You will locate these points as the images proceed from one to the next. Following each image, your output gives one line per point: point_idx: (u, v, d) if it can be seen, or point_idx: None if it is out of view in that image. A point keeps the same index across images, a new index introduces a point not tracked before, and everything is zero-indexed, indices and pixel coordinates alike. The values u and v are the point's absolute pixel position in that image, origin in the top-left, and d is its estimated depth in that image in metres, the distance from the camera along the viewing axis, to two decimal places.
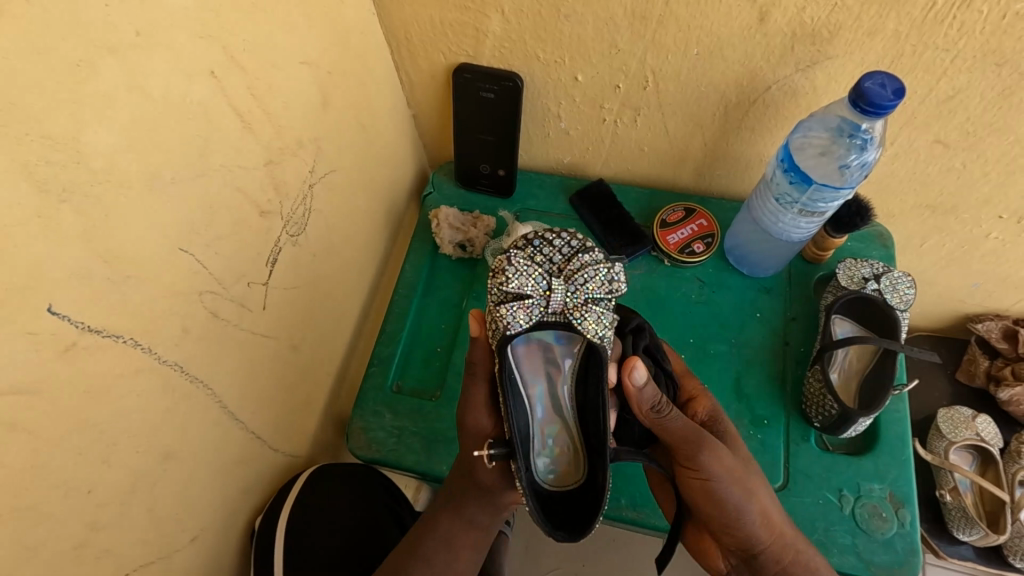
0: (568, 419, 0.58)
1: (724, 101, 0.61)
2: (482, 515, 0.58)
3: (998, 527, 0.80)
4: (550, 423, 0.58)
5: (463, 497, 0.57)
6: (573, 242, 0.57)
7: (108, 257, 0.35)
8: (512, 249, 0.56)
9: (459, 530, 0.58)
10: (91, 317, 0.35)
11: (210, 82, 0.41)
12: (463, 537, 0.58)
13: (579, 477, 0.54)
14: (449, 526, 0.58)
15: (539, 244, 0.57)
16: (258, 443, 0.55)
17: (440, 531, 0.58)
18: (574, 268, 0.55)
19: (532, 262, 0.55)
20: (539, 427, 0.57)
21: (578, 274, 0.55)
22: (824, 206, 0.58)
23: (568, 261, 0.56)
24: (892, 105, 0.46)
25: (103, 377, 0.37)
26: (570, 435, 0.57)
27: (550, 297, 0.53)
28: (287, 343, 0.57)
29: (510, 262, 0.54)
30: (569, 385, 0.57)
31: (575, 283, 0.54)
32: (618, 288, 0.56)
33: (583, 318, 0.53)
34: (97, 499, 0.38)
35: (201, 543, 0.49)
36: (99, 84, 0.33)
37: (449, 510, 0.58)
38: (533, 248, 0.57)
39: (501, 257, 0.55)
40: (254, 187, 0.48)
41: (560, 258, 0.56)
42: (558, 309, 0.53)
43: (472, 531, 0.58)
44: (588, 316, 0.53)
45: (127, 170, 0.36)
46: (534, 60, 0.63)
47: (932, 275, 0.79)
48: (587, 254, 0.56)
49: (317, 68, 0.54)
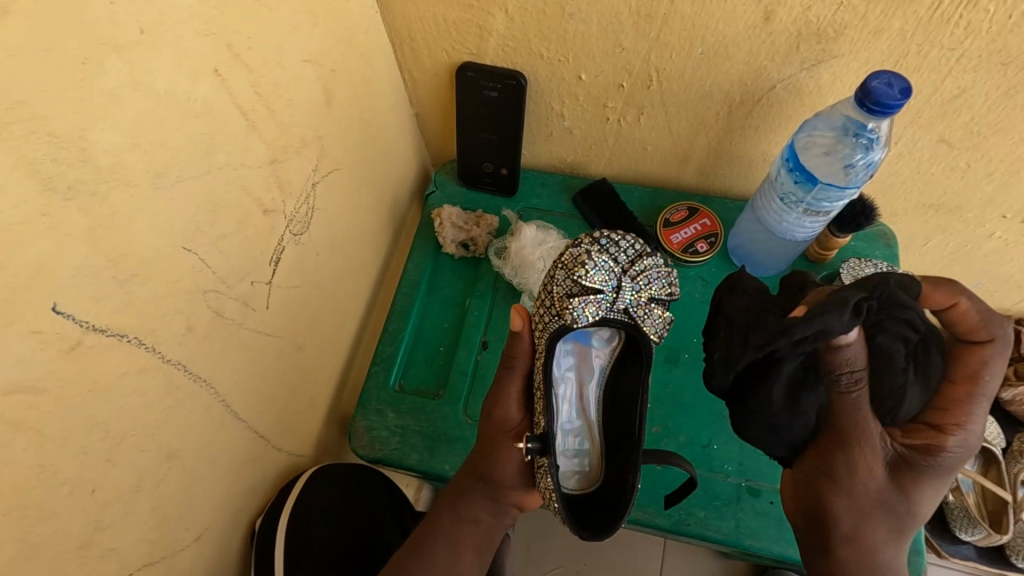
0: (592, 419, 0.57)
1: (729, 100, 0.61)
2: (484, 514, 0.57)
3: (1000, 527, 0.80)
4: (576, 424, 0.57)
5: (472, 494, 0.57)
6: (635, 246, 0.57)
7: (112, 256, 0.35)
8: (585, 244, 0.56)
9: (459, 525, 0.58)
10: (96, 316, 0.35)
11: (214, 79, 0.41)
12: (466, 535, 0.58)
13: (599, 480, 0.54)
14: (452, 525, 0.58)
15: (606, 244, 0.57)
16: (261, 442, 0.55)
17: (446, 527, 0.58)
18: (640, 270, 0.55)
19: (605, 254, 0.56)
20: (567, 427, 0.57)
21: (643, 274, 0.55)
22: (828, 205, 0.57)
23: (633, 263, 0.56)
24: (898, 104, 0.46)
25: (107, 376, 0.36)
26: (592, 434, 0.57)
27: (619, 294, 0.54)
28: (291, 342, 0.57)
29: (589, 256, 0.55)
30: (597, 385, 0.58)
31: (641, 282, 0.55)
32: (675, 292, 0.57)
33: (645, 317, 0.55)
34: (101, 498, 0.38)
35: (204, 543, 0.49)
36: (104, 82, 0.33)
37: (450, 505, 0.58)
38: (600, 246, 0.56)
39: (576, 250, 0.56)
40: (258, 185, 0.48)
41: (624, 259, 0.56)
42: (624, 309, 0.54)
43: (476, 529, 0.58)
44: (649, 317, 0.55)
45: (132, 168, 0.35)
46: (538, 58, 0.63)
47: (935, 275, 0.78)
48: (647, 257, 0.56)
49: (320, 66, 0.53)
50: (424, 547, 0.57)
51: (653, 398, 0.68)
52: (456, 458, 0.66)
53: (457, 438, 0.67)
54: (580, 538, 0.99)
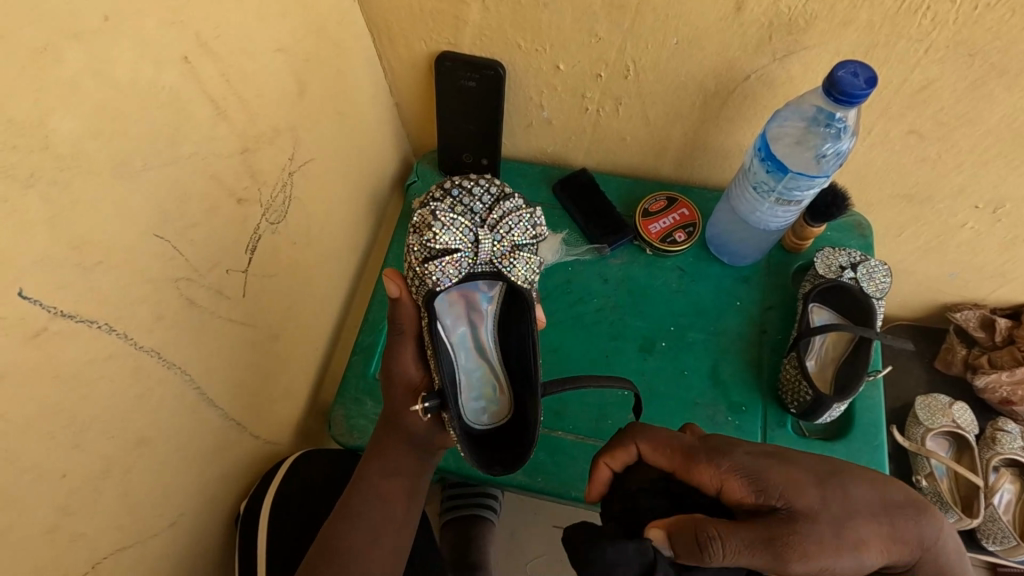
0: (490, 360, 0.62)
1: (703, 91, 0.62)
2: (404, 472, 0.57)
3: (971, 511, 0.82)
4: (475, 367, 0.62)
5: (387, 445, 0.57)
6: (492, 190, 0.61)
7: (77, 244, 0.36)
8: (434, 205, 0.59)
9: (384, 479, 0.57)
10: (61, 303, 0.35)
11: (182, 67, 0.41)
12: (393, 489, 0.57)
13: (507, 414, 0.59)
14: (377, 481, 0.56)
15: (458, 196, 0.60)
16: (236, 429, 0.55)
17: (374, 488, 0.56)
18: (498, 217, 0.59)
19: (453, 212, 0.58)
20: (465, 371, 0.61)
21: (502, 222, 0.58)
22: (799, 195, 0.58)
23: (491, 212, 0.59)
24: (862, 94, 0.47)
25: (73, 363, 0.37)
26: (495, 372, 0.62)
27: (477, 247, 0.57)
28: (266, 332, 0.57)
29: (435, 217, 0.57)
30: (490, 328, 0.62)
31: (500, 232, 0.58)
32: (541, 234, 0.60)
33: (511, 266, 0.58)
34: (69, 484, 0.38)
35: (179, 529, 0.50)
36: (62, 69, 0.33)
37: (378, 462, 0.57)
38: (452, 199, 0.60)
39: (425, 213, 0.58)
40: (229, 174, 0.48)
41: (482, 208, 0.60)
42: (486, 258, 0.58)
43: (380, 479, 0.57)
44: (516, 263, 0.58)
45: (96, 156, 0.36)
46: (514, 48, 0.63)
47: (910, 265, 0.79)
48: (508, 202, 0.60)
49: (293, 55, 0.53)
50: (350, 508, 0.55)
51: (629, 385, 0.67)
52: None
53: None
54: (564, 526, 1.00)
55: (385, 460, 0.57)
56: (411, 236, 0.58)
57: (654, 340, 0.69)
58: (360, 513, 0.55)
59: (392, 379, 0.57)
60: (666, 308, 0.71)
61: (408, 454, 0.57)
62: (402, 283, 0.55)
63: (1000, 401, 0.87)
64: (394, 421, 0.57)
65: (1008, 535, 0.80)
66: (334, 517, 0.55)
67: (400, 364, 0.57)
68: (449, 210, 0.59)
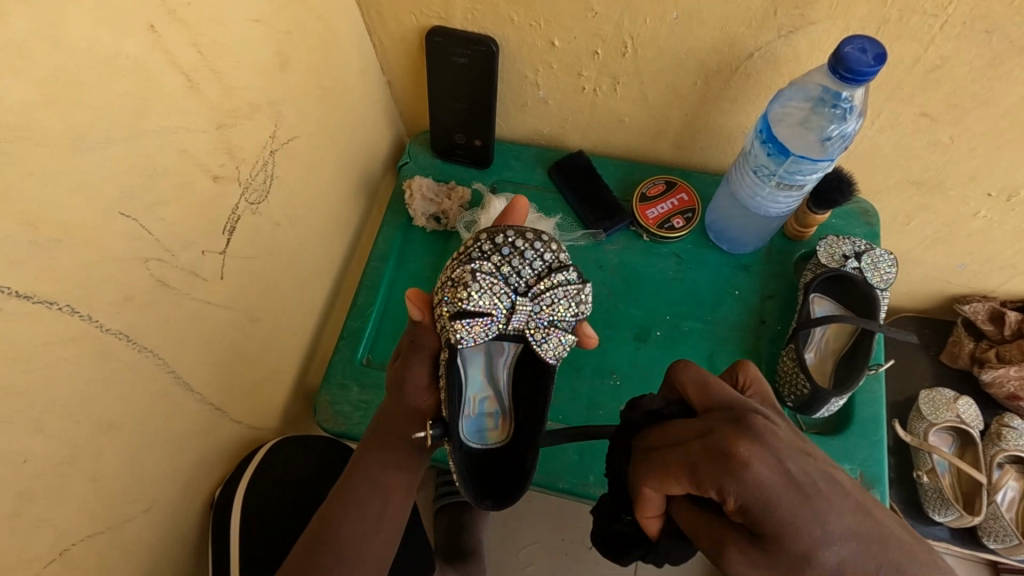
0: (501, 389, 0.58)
1: (704, 69, 0.59)
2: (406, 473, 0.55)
3: (973, 509, 0.80)
4: (483, 396, 0.57)
5: (391, 438, 0.54)
6: (547, 257, 0.55)
7: (33, 220, 0.34)
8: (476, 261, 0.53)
9: (386, 472, 0.54)
10: (17, 282, 0.33)
11: (148, 36, 0.39)
12: (393, 481, 0.54)
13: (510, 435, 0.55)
14: (378, 473, 0.54)
15: (508, 253, 0.54)
16: (216, 413, 0.54)
17: (368, 479, 0.53)
18: (545, 288, 0.53)
19: (498, 274, 0.53)
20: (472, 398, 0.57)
21: (548, 295, 0.53)
22: (801, 179, 0.55)
23: (538, 279, 0.54)
24: (871, 72, 0.44)
25: (31, 345, 0.35)
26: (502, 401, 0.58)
27: (512, 315, 0.53)
28: (247, 316, 0.56)
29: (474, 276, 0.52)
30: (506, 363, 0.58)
31: (541, 305, 0.53)
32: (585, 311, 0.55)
33: (546, 340, 0.53)
34: (31, 470, 0.37)
35: (157, 515, 0.49)
36: (11, 33, 0.31)
37: (379, 455, 0.54)
38: (501, 256, 0.54)
39: (465, 268, 0.53)
40: (203, 150, 0.46)
41: (530, 273, 0.54)
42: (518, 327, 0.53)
43: (383, 474, 0.54)
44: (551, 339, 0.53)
45: (51, 129, 0.34)
46: (507, 23, 0.60)
47: (918, 254, 0.77)
48: (561, 274, 0.54)
49: (272, 26, 0.51)
50: (351, 501, 0.52)
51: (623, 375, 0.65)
52: None
53: None
54: (558, 513, 0.99)
55: (391, 455, 0.54)
56: (445, 286, 0.53)
57: (649, 330, 0.67)
58: (358, 505, 0.52)
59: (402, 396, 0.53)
60: (662, 296, 0.68)
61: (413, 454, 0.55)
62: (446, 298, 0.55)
63: (1006, 396, 0.84)
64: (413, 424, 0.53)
65: (1009, 534, 0.79)
66: (330, 503, 0.53)
67: (413, 380, 0.53)
68: (494, 268, 0.54)
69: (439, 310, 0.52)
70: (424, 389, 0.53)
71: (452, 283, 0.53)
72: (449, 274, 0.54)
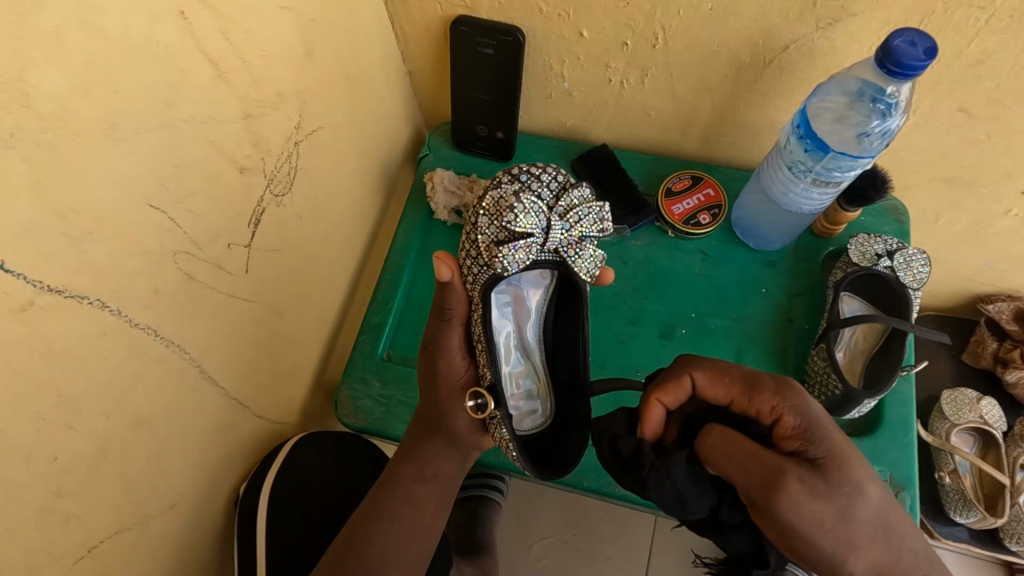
0: (534, 359, 0.59)
1: (737, 62, 0.58)
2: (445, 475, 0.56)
3: (997, 511, 0.79)
4: (519, 368, 0.58)
5: (420, 437, 0.56)
6: (559, 178, 0.56)
7: (64, 212, 0.33)
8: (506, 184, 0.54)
9: (420, 482, 0.55)
10: (48, 276, 0.33)
11: (180, 23, 0.38)
12: (425, 494, 0.55)
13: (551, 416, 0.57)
14: (413, 483, 0.55)
15: (528, 180, 0.55)
16: (239, 408, 0.53)
17: (400, 484, 0.55)
18: (566, 206, 0.53)
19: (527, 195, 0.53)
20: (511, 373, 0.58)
21: (571, 212, 0.53)
22: (838, 175, 0.54)
23: (559, 199, 0.54)
24: (921, 66, 0.42)
25: (62, 339, 0.34)
26: (537, 373, 0.59)
27: (547, 236, 0.52)
28: (271, 309, 0.55)
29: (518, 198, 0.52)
30: (536, 328, 0.59)
31: (571, 221, 0.53)
32: (609, 229, 0.55)
33: (576, 256, 0.53)
34: (62, 466, 0.36)
35: (181, 510, 0.48)
36: (45, 18, 0.30)
37: (412, 464, 0.55)
38: (522, 183, 0.55)
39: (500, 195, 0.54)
40: (230, 141, 0.45)
41: (549, 195, 0.55)
42: (552, 248, 0.53)
43: (430, 484, 0.55)
44: (581, 254, 0.53)
45: (83, 117, 0.33)
46: (535, 12, 0.59)
47: (944, 253, 0.75)
48: (576, 191, 0.55)
49: (299, 14, 0.50)
50: (389, 512, 0.53)
51: (647, 373, 0.65)
52: None
53: None
54: (571, 509, 0.99)
55: (423, 455, 0.56)
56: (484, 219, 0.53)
57: (674, 327, 0.66)
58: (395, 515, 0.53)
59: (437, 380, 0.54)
60: (688, 293, 0.68)
61: (443, 452, 0.56)
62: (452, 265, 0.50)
63: None
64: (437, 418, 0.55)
65: None
66: (364, 515, 0.53)
67: (440, 346, 0.53)
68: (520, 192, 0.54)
69: (474, 264, 0.53)
70: (454, 353, 0.53)
71: (488, 207, 0.54)
72: (488, 232, 0.53)
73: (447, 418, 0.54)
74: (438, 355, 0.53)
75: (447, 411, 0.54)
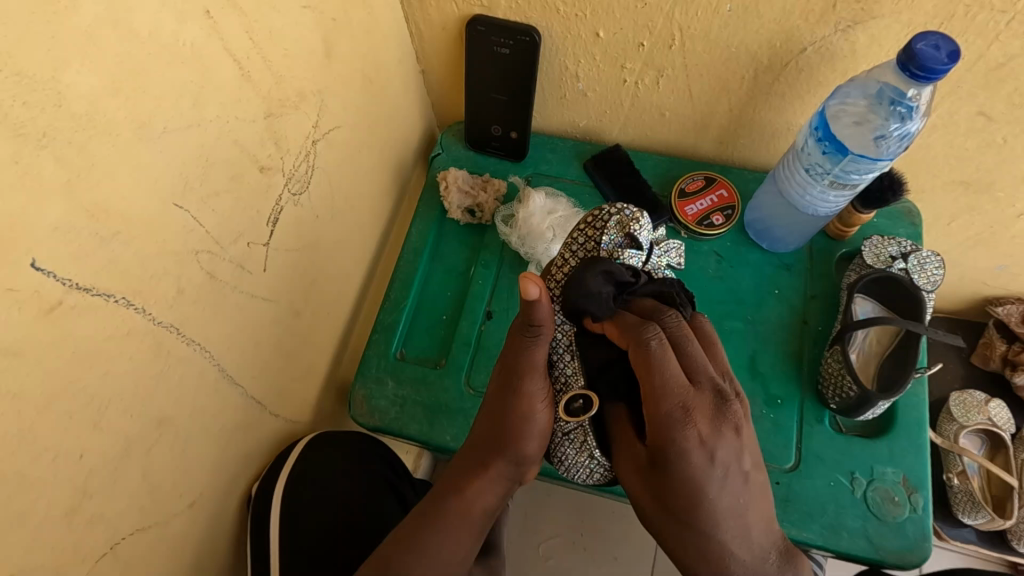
0: None
1: (755, 63, 0.58)
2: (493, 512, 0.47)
3: (1005, 512, 0.80)
4: None
5: (488, 468, 0.47)
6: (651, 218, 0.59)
7: (93, 211, 0.33)
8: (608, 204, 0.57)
9: (464, 525, 0.45)
10: (77, 275, 0.33)
11: (206, 22, 0.38)
12: (470, 541, 0.45)
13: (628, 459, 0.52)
14: (460, 529, 0.45)
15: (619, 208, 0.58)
16: (257, 407, 0.54)
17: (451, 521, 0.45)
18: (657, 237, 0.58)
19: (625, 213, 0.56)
20: None
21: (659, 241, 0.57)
22: (857, 177, 0.54)
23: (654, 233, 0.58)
24: (945, 69, 0.43)
25: (89, 337, 0.34)
26: None
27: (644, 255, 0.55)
28: (288, 309, 0.55)
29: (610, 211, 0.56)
30: None
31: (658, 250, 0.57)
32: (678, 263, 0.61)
33: (663, 274, 0.56)
34: (88, 465, 0.36)
35: (200, 509, 0.48)
36: (78, 18, 0.30)
37: (459, 501, 0.46)
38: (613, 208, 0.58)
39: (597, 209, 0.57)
40: (253, 140, 0.45)
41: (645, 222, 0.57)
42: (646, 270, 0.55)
43: (485, 517, 0.46)
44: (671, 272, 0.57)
45: (112, 116, 0.33)
46: (553, 13, 0.59)
47: (956, 256, 0.76)
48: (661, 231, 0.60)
49: (320, 13, 0.50)
50: (432, 542, 0.43)
51: None
52: (458, 430, 0.65)
53: (459, 410, 0.66)
54: (579, 509, 0.99)
55: (480, 489, 0.46)
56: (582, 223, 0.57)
57: None
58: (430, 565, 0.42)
59: (514, 394, 0.46)
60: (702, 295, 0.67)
61: (498, 485, 0.47)
62: (538, 282, 0.43)
63: None
64: (507, 442, 0.47)
65: None
66: (376, 564, 0.42)
67: (531, 361, 0.46)
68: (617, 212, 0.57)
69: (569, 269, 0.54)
70: (538, 369, 0.46)
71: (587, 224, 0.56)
72: (582, 238, 0.56)
73: (515, 444, 0.47)
74: (524, 364, 0.46)
75: (519, 426, 0.46)
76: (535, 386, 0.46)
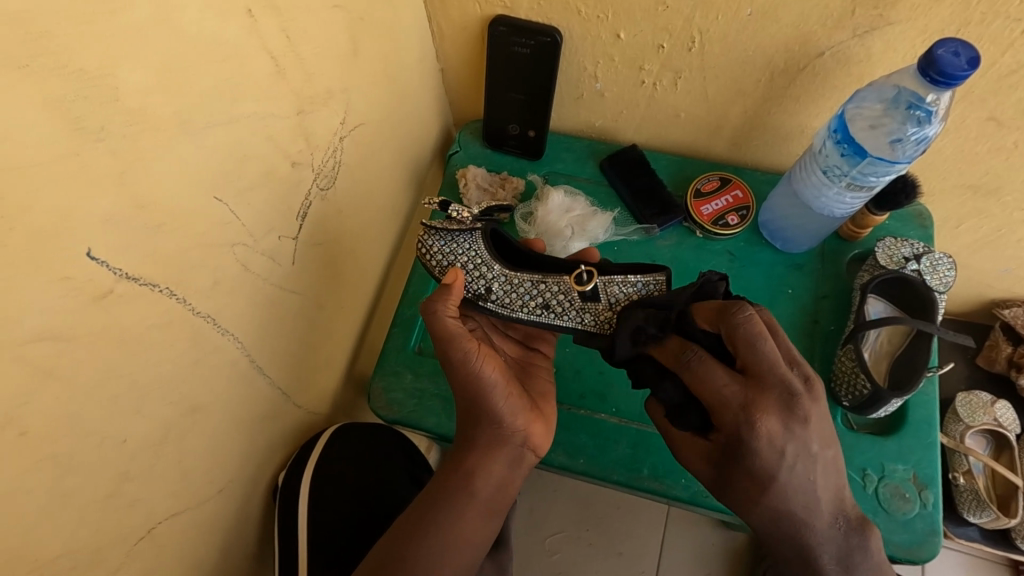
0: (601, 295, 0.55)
1: (771, 67, 0.59)
2: (496, 475, 0.49)
3: (1009, 511, 0.81)
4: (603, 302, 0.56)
5: (474, 437, 0.49)
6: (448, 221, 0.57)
7: (142, 204, 0.34)
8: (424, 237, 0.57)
9: (464, 493, 0.48)
10: (126, 265, 0.34)
11: (246, 21, 0.39)
12: (475, 505, 0.48)
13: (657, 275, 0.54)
14: (460, 500, 0.48)
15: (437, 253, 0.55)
16: (281, 397, 0.55)
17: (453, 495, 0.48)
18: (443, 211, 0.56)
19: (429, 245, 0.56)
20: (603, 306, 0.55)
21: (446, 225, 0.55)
22: (874, 180, 0.56)
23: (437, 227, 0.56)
24: (964, 75, 0.44)
25: (134, 326, 0.35)
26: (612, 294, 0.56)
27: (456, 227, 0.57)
28: (312, 301, 0.56)
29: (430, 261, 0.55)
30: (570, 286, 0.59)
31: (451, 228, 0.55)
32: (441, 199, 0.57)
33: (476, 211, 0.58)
34: (129, 450, 0.37)
35: (228, 496, 0.49)
36: (133, 15, 0.31)
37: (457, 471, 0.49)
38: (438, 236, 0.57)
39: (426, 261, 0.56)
40: (285, 136, 0.46)
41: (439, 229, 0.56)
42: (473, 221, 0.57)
43: (490, 484, 0.48)
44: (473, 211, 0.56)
45: (160, 112, 0.34)
46: (574, 14, 0.60)
47: (964, 258, 0.77)
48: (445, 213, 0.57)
49: (348, 12, 0.50)
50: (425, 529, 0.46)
51: None
52: None
53: None
54: (585, 504, 1.01)
55: (478, 458, 0.49)
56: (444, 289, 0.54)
57: None
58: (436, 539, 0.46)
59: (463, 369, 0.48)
60: None
61: (497, 454, 0.49)
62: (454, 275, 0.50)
63: None
64: (480, 413, 0.49)
65: None
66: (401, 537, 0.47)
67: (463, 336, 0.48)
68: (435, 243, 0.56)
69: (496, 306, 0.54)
70: (476, 353, 0.48)
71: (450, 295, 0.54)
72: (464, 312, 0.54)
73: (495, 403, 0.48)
74: (447, 345, 0.48)
75: (484, 390, 0.48)
76: (466, 347, 0.48)
